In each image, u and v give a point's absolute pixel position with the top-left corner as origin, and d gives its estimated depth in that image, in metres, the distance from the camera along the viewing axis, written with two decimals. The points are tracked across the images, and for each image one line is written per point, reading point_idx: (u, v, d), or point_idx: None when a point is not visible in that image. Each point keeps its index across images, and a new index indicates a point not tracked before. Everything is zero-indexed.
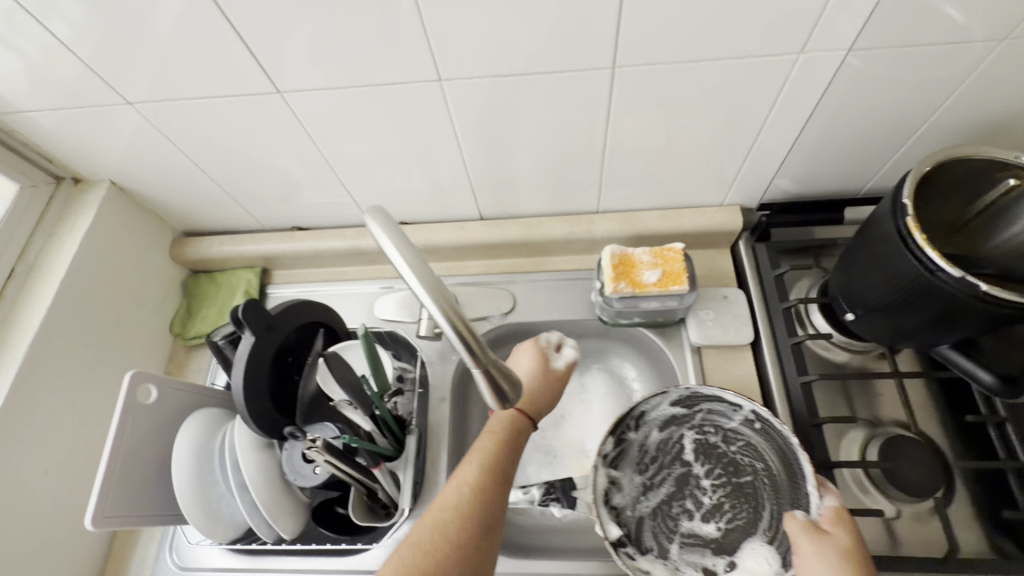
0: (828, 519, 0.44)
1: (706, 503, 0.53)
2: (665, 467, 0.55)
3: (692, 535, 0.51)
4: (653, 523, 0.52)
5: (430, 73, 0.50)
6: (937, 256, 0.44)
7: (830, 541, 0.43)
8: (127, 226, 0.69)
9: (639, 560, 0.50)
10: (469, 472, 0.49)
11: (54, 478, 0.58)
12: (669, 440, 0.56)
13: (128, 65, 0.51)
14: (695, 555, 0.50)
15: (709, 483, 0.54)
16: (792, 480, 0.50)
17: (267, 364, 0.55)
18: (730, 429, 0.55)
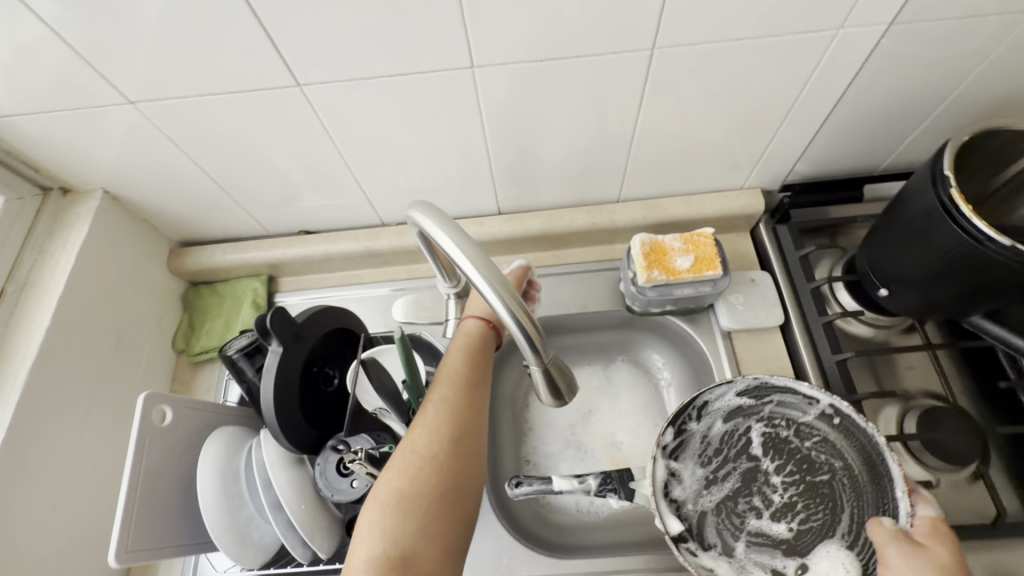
0: (921, 532, 0.43)
1: (776, 502, 0.53)
2: (732, 461, 0.55)
3: (760, 534, 0.51)
4: (720, 521, 0.52)
5: (463, 60, 0.48)
6: (986, 225, 0.44)
7: (921, 554, 0.41)
8: (123, 238, 0.64)
9: (702, 556, 0.49)
10: (442, 390, 0.48)
11: (64, 514, 0.54)
12: (734, 431, 0.56)
13: (131, 61, 0.47)
14: (764, 556, 0.50)
15: (779, 480, 0.54)
16: (875, 482, 0.49)
17: (296, 375, 0.52)
18: (804, 425, 0.54)
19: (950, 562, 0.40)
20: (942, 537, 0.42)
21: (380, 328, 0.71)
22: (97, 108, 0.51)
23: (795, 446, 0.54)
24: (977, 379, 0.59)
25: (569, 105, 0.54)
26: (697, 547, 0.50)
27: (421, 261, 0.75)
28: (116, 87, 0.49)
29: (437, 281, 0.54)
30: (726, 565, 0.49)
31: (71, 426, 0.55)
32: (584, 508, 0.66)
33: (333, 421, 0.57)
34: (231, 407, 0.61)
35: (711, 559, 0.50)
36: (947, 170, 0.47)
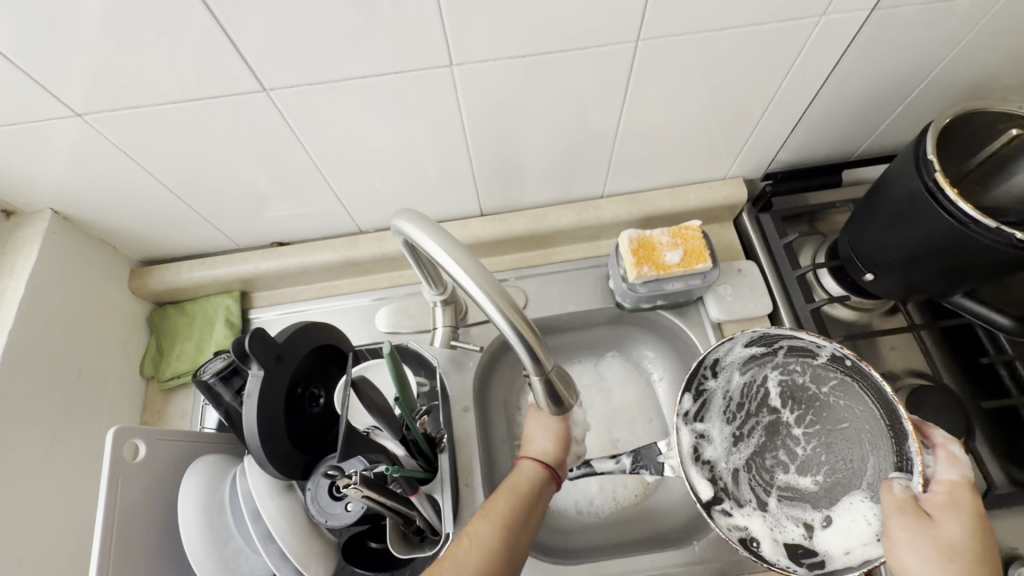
0: (936, 501, 0.40)
1: (801, 454, 0.54)
2: (753, 415, 0.57)
3: (789, 488, 0.52)
4: (751, 478, 0.54)
5: (442, 59, 0.46)
6: (972, 208, 0.44)
7: (928, 528, 0.39)
8: (78, 261, 0.60)
9: (736, 515, 0.51)
10: (484, 528, 0.46)
11: (31, 565, 0.49)
12: (751, 383, 0.57)
13: (76, 71, 0.43)
14: (795, 509, 0.51)
15: (801, 432, 0.55)
16: (890, 422, 0.45)
17: (280, 400, 0.49)
18: (818, 371, 0.53)
19: (960, 538, 0.38)
20: (958, 509, 0.39)
21: (363, 340, 0.68)
22: (40, 122, 0.47)
23: (813, 391, 0.54)
24: (960, 355, 0.60)
25: (552, 100, 0.53)
26: (732, 506, 0.52)
27: (403, 267, 0.72)
28: (59, 98, 0.45)
29: (424, 289, 0.57)
30: (759, 521, 0.51)
31: (32, 468, 0.51)
32: (583, 508, 0.64)
33: (322, 442, 0.54)
34: (208, 433, 0.58)
35: (745, 516, 0.51)
36: (929, 154, 0.48)
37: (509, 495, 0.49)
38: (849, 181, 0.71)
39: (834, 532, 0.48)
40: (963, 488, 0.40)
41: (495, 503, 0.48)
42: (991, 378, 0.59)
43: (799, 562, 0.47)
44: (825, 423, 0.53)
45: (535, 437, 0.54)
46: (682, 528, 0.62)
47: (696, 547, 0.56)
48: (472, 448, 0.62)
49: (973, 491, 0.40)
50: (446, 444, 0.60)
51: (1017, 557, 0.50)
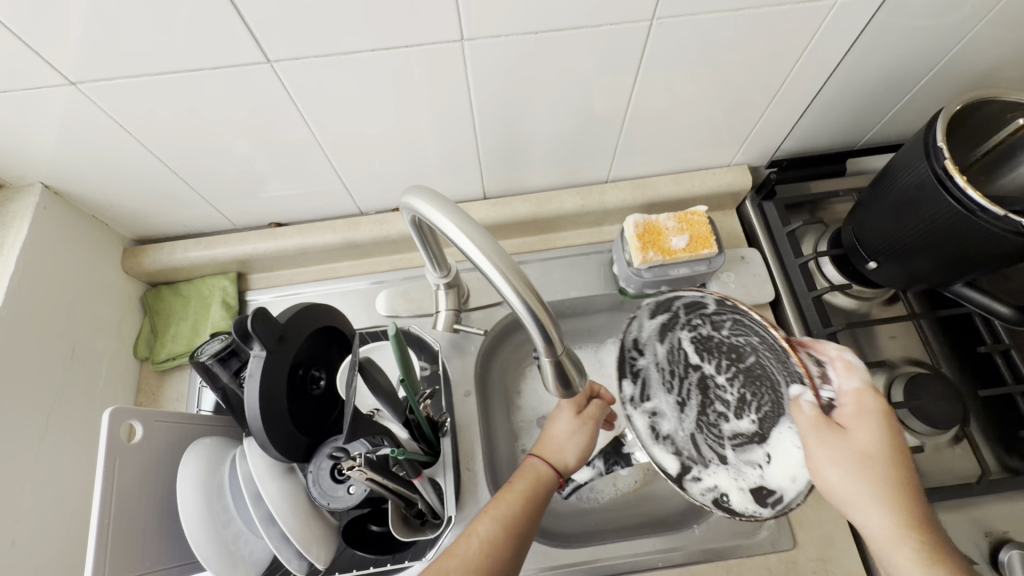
0: (847, 414, 0.39)
1: (732, 399, 0.53)
2: (684, 378, 0.55)
3: (736, 435, 0.52)
4: (700, 436, 0.53)
5: (453, 34, 0.45)
6: (980, 196, 0.44)
7: (844, 441, 0.38)
8: (71, 236, 0.58)
9: (704, 478, 0.49)
10: (485, 525, 0.45)
11: (25, 546, 0.48)
12: (672, 349, 0.54)
13: (68, 36, 0.41)
14: (747, 453, 0.50)
15: (724, 379, 0.54)
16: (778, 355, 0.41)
17: (282, 381, 0.48)
18: (715, 319, 0.47)
19: (872, 445, 0.37)
20: (867, 415, 0.38)
21: (363, 323, 0.67)
22: (30, 90, 0.45)
23: (723, 340, 0.50)
24: (957, 345, 0.61)
25: (561, 81, 0.52)
26: (700, 470, 0.50)
27: (403, 251, 0.71)
28: (52, 64, 0.43)
29: (427, 271, 0.56)
30: (724, 476, 0.49)
31: (26, 448, 0.50)
32: (583, 495, 0.64)
33: (324, 425, 0.54)
34: (206, 416, 0.57)
35: (712, 476, 0.49)
36: (940, 141, 0.48)
37: (514, 491, 0.47)
38: (852, 171, 0.71)
39: (778, 466, 0.47)
40: (868, 391, 0.39)
41: (499, 499, 0.47)
42: (988, 368, 0.59)
43: (764, 505, 0.44)
44: (739, 366, 0.51)
45: (569, 447, 0.51)
46: (681, 513, 0.62)
47: (696, 531, 0.57)
48: (474, 432, 0.61)
49: (877, 391, 0.39)
50: (448, 428, 0.60)
51: (1008, 540, 0.52)
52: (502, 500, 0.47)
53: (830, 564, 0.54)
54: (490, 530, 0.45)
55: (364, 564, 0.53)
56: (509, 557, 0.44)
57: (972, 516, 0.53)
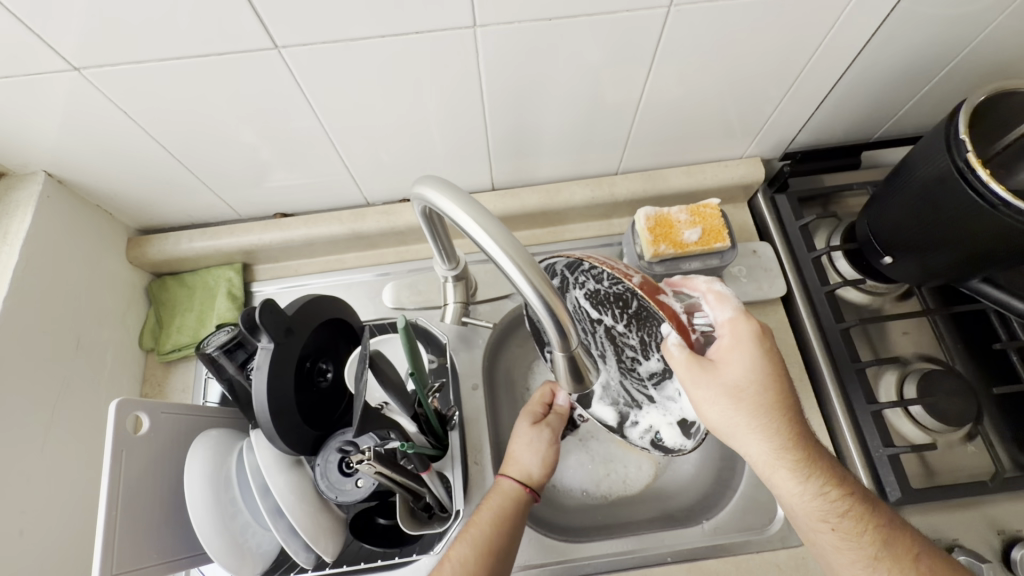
0: (722, 346, 0.44)
1: (637, 342, 0.57)
2: (595, 334, 0.58)
3: (652, 373, 0.56)
4: (627, 383, 0.58)
5: (464, 20, 0.44)
6: (1004, 189, 0.43)
7: (717, 377, 0.43)
8: (75, 225, 0.57)
9: (638, 421, 0.56)
10: (460, 550, 0.45)
11: (31, 537, 0.48)
12: (577, 309, 0.56)
13: (69, 20, 0.40)
14: (665, 388, 0.56)
15: (624, 327, 0.57)
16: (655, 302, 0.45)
17: (290, 375, 0.47)
18: (594, 272, 0.52)
19: (746, 376, 0.42)
20: (738, 346, 0.43)
21: (370, 316, 0.66)
22: (32, 75, 0.44)
23: (607, 290, 0.55)
24: (971, 341, 0.60)
25: (572, 69, 0.51)
26: (636, 414, 0.57)
27: (410, 242, 0.70)
28: (55, 49, 0.42)
29: (436, 263, 0.56)
30: (655, 413, 0.56)
31: (32, 438, 0.49)
32: (588, 490, 0.64)
33: (332, 417, 0.53)
34: (212, 407, 0.56)
35: (645, 417, 0.56)
36: (963, 133, 0.47)
37: (484, 514, 0.48)
38: (866, 164, 0.70)
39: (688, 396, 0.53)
40: (740, 320, 0.44)
41: (473, 523, 0.48)
42: (1000, 364, 0.58)
43: (689, 435, 0.52)
44: (628, 311, 0.55)
45: (521, 455, 0.53)
46: (689, 508, 0.62)
47: (704, 526, 0.56)
48: (482, 425, 0.61)
49: (747, 319, 0.44)
50: (456, 422, 0.60)
51: (1021, 538, 0.51)
52: (475, 523, 0.47)
53: None
54: (465, 552, 0.45)
55: (371, 557, 0.54)
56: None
57: (984, 514, 0.53)
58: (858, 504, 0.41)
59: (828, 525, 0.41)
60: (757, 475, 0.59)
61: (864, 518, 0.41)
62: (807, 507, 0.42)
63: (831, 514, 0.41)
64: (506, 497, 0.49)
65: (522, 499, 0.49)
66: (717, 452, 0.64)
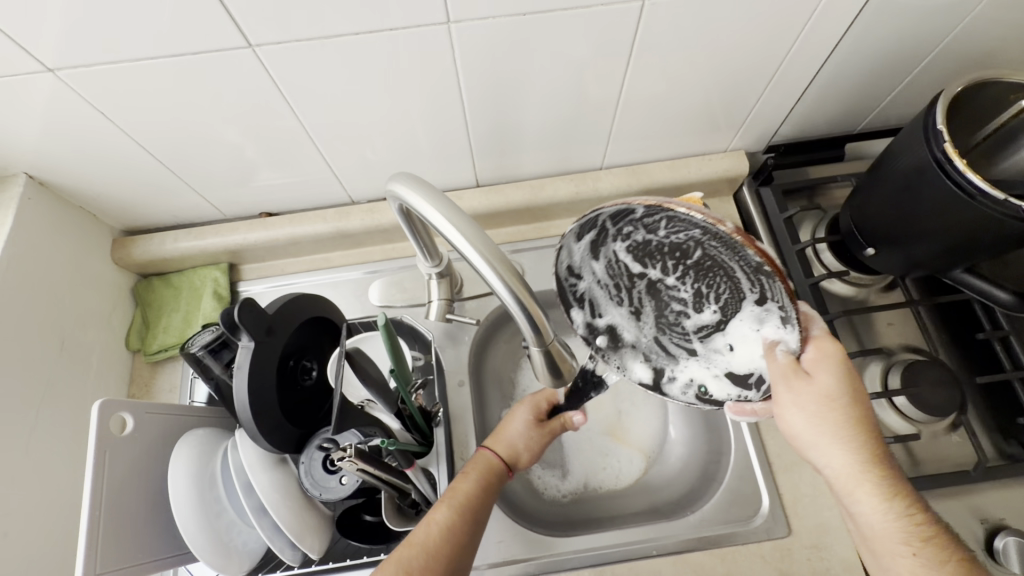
0: (810, 358, 0.41)
1: (688, 295, 0.43)
2: (631, 288, 0.44)
3: (700, 328, 0.44)
4: (664, 338, 0.46)
5: (439, 16, 0.44)
6: (981, 179, 0.43)
7: (813, 387, 0.39)
8: (57, 227, 0.57)
9: (677, 376, 0.46)
10: (441, 513, 0.45)
11: (17, 538, 0.48)
12: (611, 262, 0.42)
13: (41, 20, 0.40)
14: (714, 341, 0.44)
15: (675, 279, 0.42)
16: (739, 250, 0.32)
17: (271, 374, 0.48)
18: (646, 220, 0.36)
19: (835, 387, 0.40)
20: (827, 359, 0.41)
21: (356, 314, 0.66)
22: (8, 78, 0.44)
23: (663, 241, 0.38)
24: (957, 331, 0.60)
25: (551, 65, 0.51)
26: (671, 369, 0.46)
27: (396, 241, 0.70)
28: (28, 51, 0.42)
29: (419, 260, 0.56)
30: (697, 368, 0.45)
31: (16, 440, 0.50)
32: (575, 485, 0.64)
33: (315, 417, 0.53)
34: (198, 407, 0.56)
35: (684, 372, 0.45)
36: (940, 124, 0.46)
37: (466, 480, 0.48)
38: (851, 156, 0.70)
39: (743, 352, 0.42)
40: (826, 338, 0.42)
41: (455, 487, 0.47)
42: (983, 354, 0.58)
43: (748, 386, 0.43)
44: (686, 263, 0.39)
45: (512, 431, 0.53)
46: (675, 501, 0.62)
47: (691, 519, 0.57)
48: (468, 421, 0.61)
49: (832, 338, 0.42)
50: (441, 418, 0.60)
51: (1003, 526, 0.51)
52: (459, 489, 0.47)
53: (824, 551, 0.53)
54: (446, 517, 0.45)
55: (357, 554, 0.54)
56: (462, 548, 0.43)
57: (969, 502, 0.53)
58: (941, 531, 0.37)
59: (910, 548, 0.37)
60: (742, 468, 0.59)
61: (946, 546, 0.36)
62: (884, 527, 0.38)
63: (914, 536, 0.37)
64: (483, 468, 0.49)
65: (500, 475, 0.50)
66: (703, 446, 0.64)
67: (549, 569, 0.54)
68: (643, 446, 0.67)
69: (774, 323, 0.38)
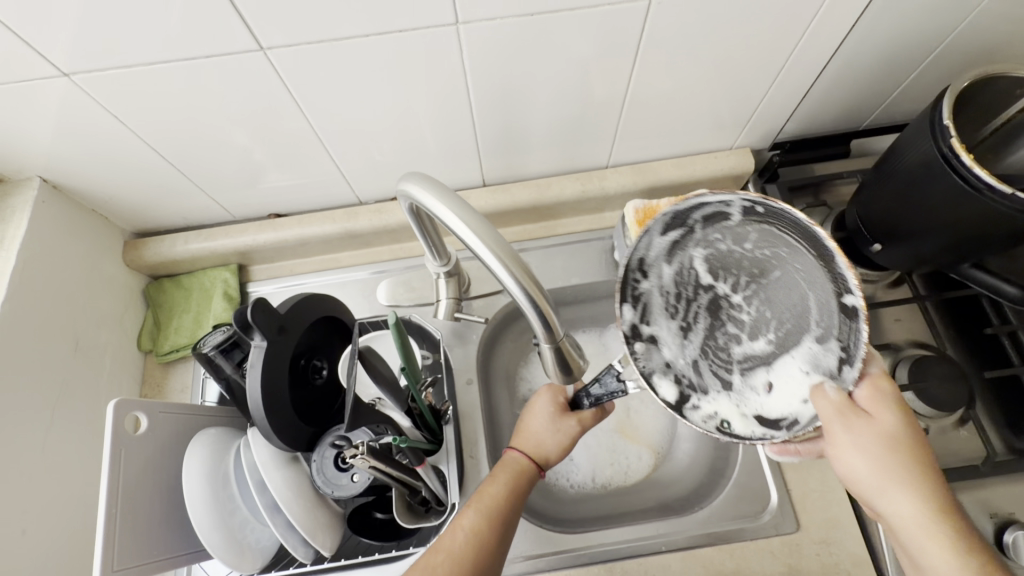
0: (866, 397, 0.39)
1: (748, 319, 0.44)
2: (692, 301, 0.45)
3: (746, 359, 0.44)
4: (704, 362, 0.44)
5: (448, 17, 0.44)
6: (988, 174, 0.43)
7: (870, 427, 0.38)
8: (71, 230, 0.58)
9: (702, 405, 0.42)
10: (467, 517, 0.45)
11: (35, 535, 0.49)
12: (683, 269, 0.44)
13: (58, 26, 0.40)
14: (756, 376, 0.43)
15: (740, 296, 0.44)
16: (824, 269, 0.36)
17: (283, 373, 0.48)
18: (737, 230, 0.41)
19: (894, 429, 0.38)
20: (884, 399, 0.39)
21: (364, 313, 0.67)
22: (23, 83, 0.45)
23: (743, 256, 0.42)
24: (963, 327, 0.60)
25: (557, 65, 0.51)
26: (698, 398, 0.42)
27: (403, 241, 0.71)
28: (45, 56, 0.43)
29: (428, 259, 0.56)
30: (725, 402, 0.42)
31: (33, 440, 0.50)
32: (584, 483, 0.65)
33: (327, 415, 0.54)
34: (210, 406, 0.57)
35: (711, 403, 0.42)
36: (947, 118, 0.46)
37: (493, 484, 0.48)
38: (856, 152, 0.70)
39: (779, 395, 0.41)
40: (882, 376, 0.40)
41: (483, 492, 0.47)
42: (992, 348, 0.58)
43: (777, 428, 0.39)
44: (759, 281, 0.43)
45: (535, 427, 0.52)
46: (685, 497, 0.62)
47: (699, 515, 0.57)
48: (477, 418, 0.62)
49: (888, 377, 0.40)
50: (451, 416, 0.60)
51: (1013, 521, 0.51)
52: (486, 493, 0.47)
53: (833, 546, 0.53)
54: (474, 521, 0.45)
55: (369, 551, 0.54)
56: (491, 555, 0.44)
57: (976, 497, 0.52)
58: None
59: None
60: (750, 464, 0.59)
61: None
62: None
63: None
64: (513, 470, 0.49)
65: (529, 479, 0.49)
66: (711, 442, 0.64)
67: (560, 566, 0.54)
68: (652, 442, 0.67)
69: (829, 364, 0.39)
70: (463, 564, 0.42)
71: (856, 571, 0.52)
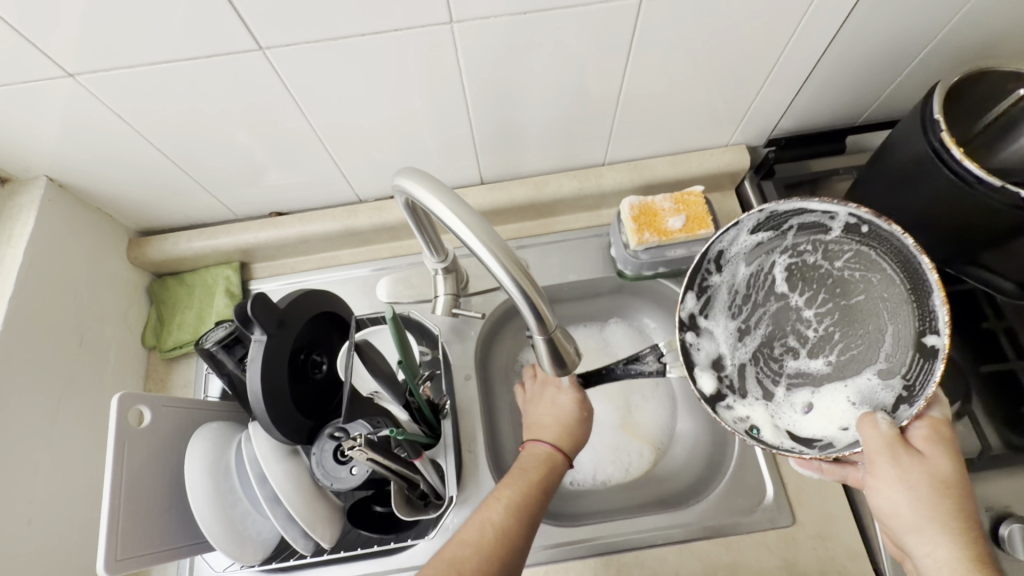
0: (920, 436, 0.39)
1: (814, 336, 0.49)
2: (756, 302, 0.51)
3: (798, 374, 0.48)
4: (752, 367, 0.50)
5: (441, 16, 0.45)
6: (977, 167, 0.43)
7: (920, 465, 0.38)
8: (76, 228, 0.59)
9: (736, 408, 0.47)
10: (494, 512, 0.46)
11: (43, 526, 0.50)
12: (760, 272, 0.51)
13: (63, 27, 0.42)
14: (802, 390, 0.47)
15: (812, 312, 0.49)
16: (915, 304, 0.39)
17: (282, 366, 0.49)
18: (830, 247, 0.46)
19: (944, 474, 0.37)
20: (940, 443, 0.39)
21: (365, 310, 0.68)
22: (28, 83, 0.46)
23: (829, 273, 0.47)
24: (960, 321, 0.60)
25: (551, 63, 0.52)
26: (733, 400, 0.48)
27: (403, 238, 0.71)
28: (51, 57, 0.44)
29: (426, 257, 0.57)
30: (760, 410, 0.47)
31: (40, 432, 0.51)
32: (580, 480, 0.65)
33: (327, 408, 0.55)
34: (213, 401, 0.58)
35: (745, 407, 0.48)
36: (937, 113, 0.46)
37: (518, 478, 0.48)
38: (852, 148, 0.71)
39: (816, 416, 0.45)
40: (943, 423, 0.40)
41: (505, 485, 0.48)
42: (989, 343, 0.58)
43: (809, 446, 0.43)
44: (837, 301, 0.47)
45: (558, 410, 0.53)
46: (682, 491, 0.62)
47: (696, 509, 0.57)
48: (475, 414, 0.62)
49: (950, 425, 0.40)
50: (448, 411, 0.62)
51: (1009, 514, 0.50)
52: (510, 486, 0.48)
53: (830, 540, 0.54)
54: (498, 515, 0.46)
55: (369, 543, 0.55)
56: (511, 554, 0.44)
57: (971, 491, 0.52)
58: None
59: None
60: (747, 459, 0.59)
61: None
62: None
63: None
64: (539, 461, 0.51)
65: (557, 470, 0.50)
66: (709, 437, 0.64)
67: (557, 559, 0.55)
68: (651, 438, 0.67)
69: (882, 400, 0.42)
70: (488, 559, 0.43)
71: (851, 564, 0.52)
